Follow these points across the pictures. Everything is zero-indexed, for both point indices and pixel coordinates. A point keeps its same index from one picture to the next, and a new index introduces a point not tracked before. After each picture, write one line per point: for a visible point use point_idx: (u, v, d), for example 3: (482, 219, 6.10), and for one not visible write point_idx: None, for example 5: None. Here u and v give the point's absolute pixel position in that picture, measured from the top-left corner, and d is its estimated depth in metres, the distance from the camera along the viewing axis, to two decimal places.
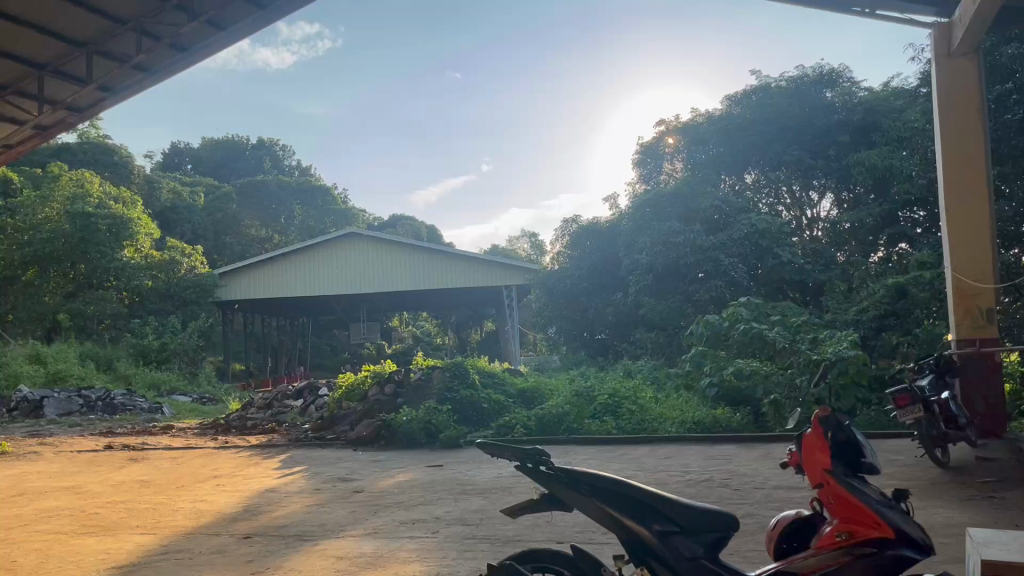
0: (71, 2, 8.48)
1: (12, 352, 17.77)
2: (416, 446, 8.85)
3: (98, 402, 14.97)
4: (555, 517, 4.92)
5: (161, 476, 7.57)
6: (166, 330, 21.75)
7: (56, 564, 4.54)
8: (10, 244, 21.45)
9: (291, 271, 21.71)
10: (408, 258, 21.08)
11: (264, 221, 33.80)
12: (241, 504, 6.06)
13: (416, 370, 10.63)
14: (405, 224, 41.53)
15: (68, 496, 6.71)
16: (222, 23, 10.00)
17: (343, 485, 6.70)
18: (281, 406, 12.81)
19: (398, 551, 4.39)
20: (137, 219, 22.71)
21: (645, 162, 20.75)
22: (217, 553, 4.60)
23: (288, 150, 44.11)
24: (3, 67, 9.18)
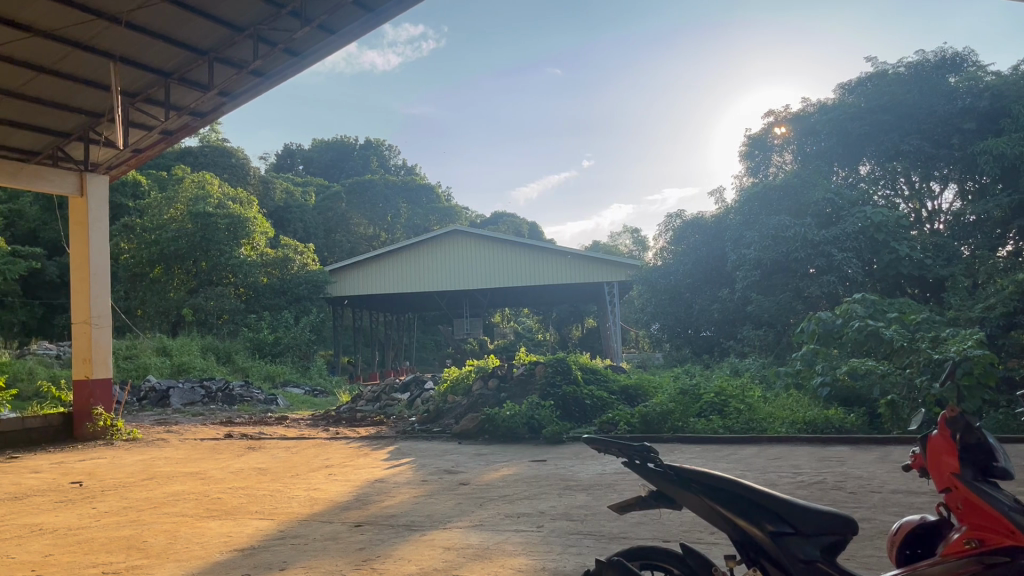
0: (192, 12, 8.89)
1: (142, 344, 18.92)
2: (519, 440, 8.92)
3: (218, 393, 15.73)
4: (664, 514, 4.88)
5: (276, 464, 7.90)
6: (280, 324, 22.55)
7: (183, 544, 4.81)
8: (140, 243, 23.10)
9: (394, 269, 22.03)
10: (510, 254, 21.14)
11: (372, 220, 34.70)
12: (353, 493, 6.25)
13: (519, 365, 10.70)
14: (506, 222, 41.92)
15: (193, 481, 7.09)
16: (333, 26, 10.15)
17: (449, 477, 6.83)
18: (389, 399, 13.14)
19: (504, 544, 4.44)
20: (254, 219, 23.84)
21: (753, 154, 20.22)
22: (330, 540, 4.77)
23: (394, 150, 45.14)
24: (132, 75, 9.76)
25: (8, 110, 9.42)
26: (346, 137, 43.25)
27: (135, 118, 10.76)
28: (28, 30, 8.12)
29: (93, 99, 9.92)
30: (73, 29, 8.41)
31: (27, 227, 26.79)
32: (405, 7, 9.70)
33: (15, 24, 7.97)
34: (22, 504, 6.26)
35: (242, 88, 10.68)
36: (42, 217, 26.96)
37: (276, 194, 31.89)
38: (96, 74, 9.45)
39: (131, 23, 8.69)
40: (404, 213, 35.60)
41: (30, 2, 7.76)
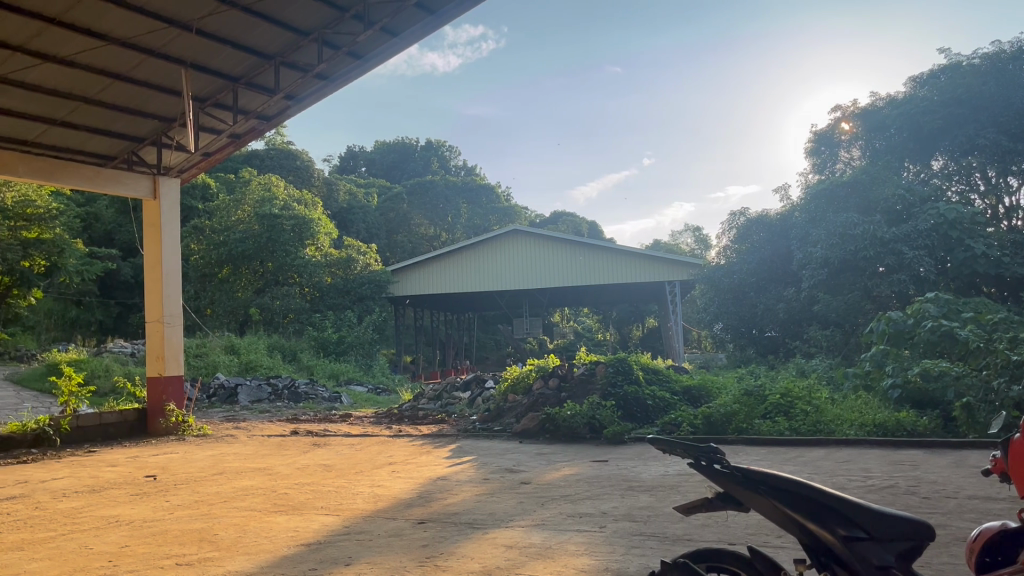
0: (259, 18, 9.09)
1: (211, 343, 19.43)
2: (580, 440, 8.89)
3: (284, 391, 16.05)
4: (729, 516, 4.79)
5: (341, 460, 8.04)
6: (343, 323, 22.86)
7: (253, 538, 4.92)
8: (209, 245, 23.85)
9: (454, 270, 22.10)
10: (571, 254, 20.83)
11: (433, 220, 35.02)
12: (416, 490, 6.32)
13: (580, 365, 10.68)
14: (566, 221, 41.92)
15: (261, 476, 7.25)
16: (395, 29, 10.22)
17: (510, 476, 6.84)
18: (450, 398, 13.25)
19: (567, 544, 4.43)
20: (319, 220, 24.35)
21: (820, 150, 19.77)
22: (395, 536, 4.83)
23: (455, 150, 45.42)
24: (204, 81, 10.04)
25: (86, 117, 9.79)
26: (407, 139, 43.72)
27: (205, 122, 11.06)
28: (104, 38, 8.43)
29: (165, 105, 10.23)
30: (147, 37, 8.71)
31: (104, 230, 27.81)
32: (466, 8, 9.66)
33: (94, 33, 8.29)
34: (100, 496, 6.49)
35: (307, 91, 10.85)
36: (117, 220, 27.98)
37: (339, 195, 32.43)
38: (169, 80, 9.75)
39: (202, 31, 8.96)
40: (465, 213, 35.79)
41: (108, 12, 8.07)
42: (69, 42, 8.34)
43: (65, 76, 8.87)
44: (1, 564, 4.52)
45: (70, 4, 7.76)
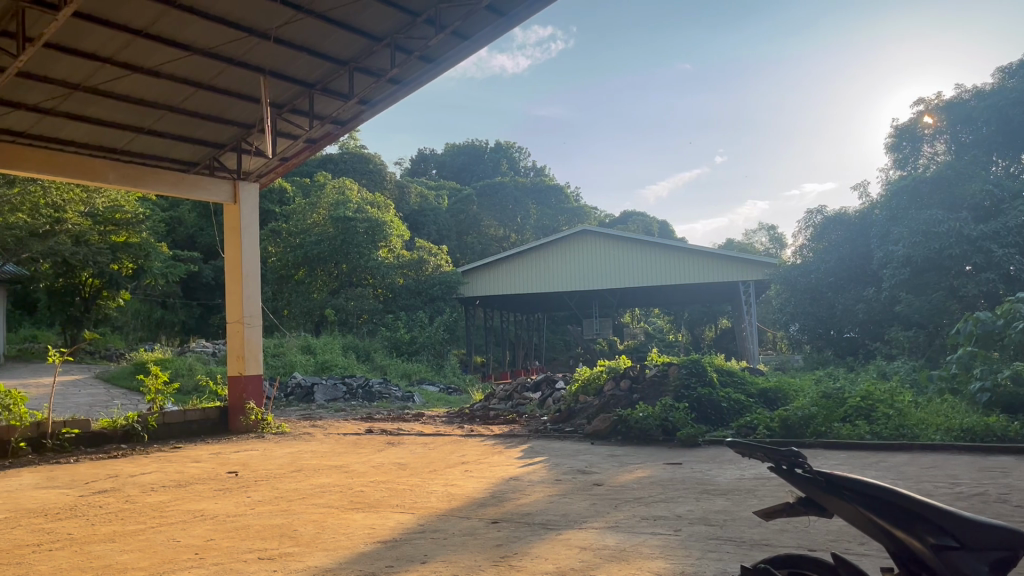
0: (333, 24, 9.28)
1: (288, 343, 19.95)
2: (653, 442, 8.79)
3: (359, 389, 16.35)
4: (810, 522, 4.69)
5: (415, 460, 8.14)
6: (415, 324, 23.09)
7: (331, 535, 5.03)
8: (286, 247, 24.58)
9: (522, 270, 22.17)
10: (641, 253, 20.42)
11: (502, 221, 35.20)
12: (489, 490, 6.35)
13: (652, 366, 10.59)
14: (637, 221, 41.64)
15: (337, 474, 7.40)
16: (467, 33, 10.25)
17: (582, 477, 6.83)
18: (521, 398, 13.27)
19: (641, 547, 4.39)
20: (391, 223, 24.69)
21: (900, 145, 19.02)
22: (469, 535, 4.87)
23: (524, 151, 45.46)
24: (281, 87, 10.29)
25: (170, 125, 10.15)
26: (476, 141, 43.87)
27: (282, 128, 11.33)
28: (187, 48, 8.74)
29: (245, 112, 10.53)
30: (228, 46, 8.99)
31: (187, 233, 28.80)
32: (537, 10, 9.63)
33: (177, 43, 8.60)
34: (186, 490, 6.73)
35: (379, 95, 10.97)
36: (199, 223, 28.78)
37: (411, 197, 32.87)
38: (249, 88, 10.03)
39: (279, 38, 9.20)
40: (534, 215, 35.75)
41: (191, 22, 8.36)
42: (154, 53, 8.67)
43: (151, 86, 9.22)
44: (95, 555, 4.72)
45: (155, 16, 8.07)
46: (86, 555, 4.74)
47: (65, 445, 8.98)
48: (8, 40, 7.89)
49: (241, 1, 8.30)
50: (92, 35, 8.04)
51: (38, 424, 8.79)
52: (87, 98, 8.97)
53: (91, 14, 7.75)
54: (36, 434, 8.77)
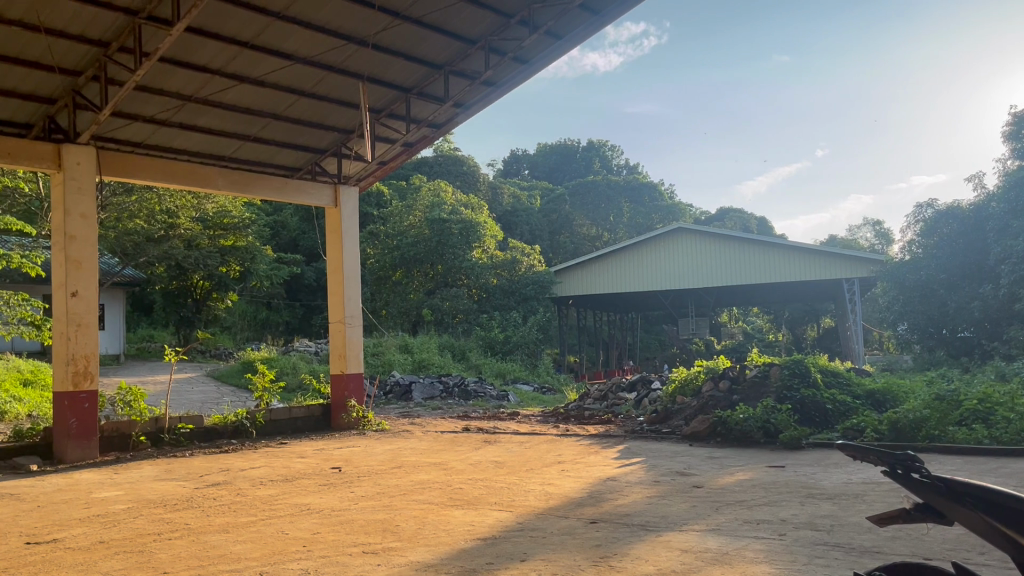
0: (428, 28, 9.42)
1: (387, 342, 20.43)
2: (754, 444, 8.60)
3: (455, 388, 16.55)
4: (925, 530, 4.47)
5: (512, 458, 8.18)
6: (509, 323, 23.23)
7: (432, 531, 5.12)
8: (384, 248, 25.16)
9: (617, 269, 22.02)
10: (737, 250, 19.93)
11: (595, 221, 35.02)
12: (586, 490, 6.33)
13: (752, 367, 10.33)
14: (733, 217, 40.77)
15: (437, 471, 7.52)
16: (560, 32, 10.21)
17: (681, 479, 6.72)
18: (616, 398, 13.15)
19: (744, 551, 4.30)
20: (484, 224, 24.92)
21: (1019, 134, 18.07)
22: (567, 534, 4.87)
23: (617, 150, 44.90)
24: (378, 91, 10.50)
25: (275, 132, 10.53)
26: (568, 140, 43.67)
27: (380, 133, 11.56)
28: (291, 57, 9.06)
29: (345, 118, 10.81)
30: (328, 54, 9.28)
31: (290, 237, 29.81)
32: (631, 6, 9.48)
33: (281, 54, 8.93)
34: (293, 485, 6.97)
35: (473, 99, 11.01)
36: (302, 227, 29.81)
37: (504, 199, 33.12)
38: (348, 94, 10.29)
39: (377, 44, 9.43)
40: (627, 213, 35.28)
41: (293, 32, 8.66)
42: (260, 64, 9.02)
43: (256, 95, 9.59)
44: (212, 545, 4.95)
45: (260, 28, 8.41)
46: (203, 544, 4.97)
47: (181, 439, 9.42)
48: (127, 57, 8.36)
49: (341, 9, 8.54)
50: (203, 48, 8.43)
51: (156, 419, 9.28)
52: (198, 108, 9.41)
53: (202, 28, 8.13)
54: (154, 429, 9.26)
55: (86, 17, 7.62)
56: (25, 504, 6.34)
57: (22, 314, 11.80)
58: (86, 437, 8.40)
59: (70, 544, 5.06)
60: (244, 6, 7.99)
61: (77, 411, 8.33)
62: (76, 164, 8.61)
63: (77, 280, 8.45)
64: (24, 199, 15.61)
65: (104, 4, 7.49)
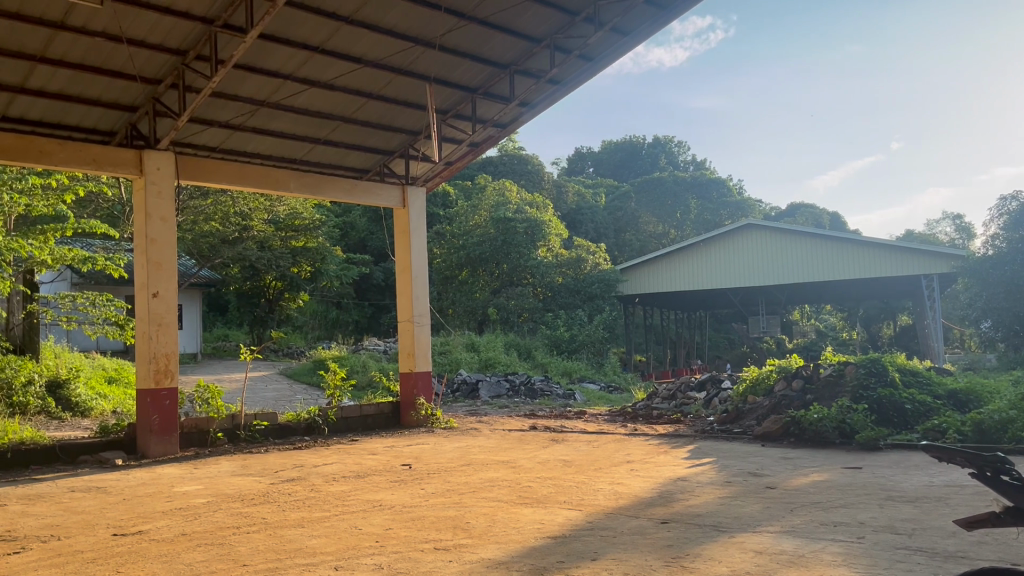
0: (493, 28, 9.46)
1: (455, 340, 20.63)
2: (829, 445, 8.41)
3: (521, 386, 16.59)
4: (1014, 535, 4.28)
5: (580, 457, 8.16)
6: (575, 322, 23.14)
7: (502, 528, 5.14)
8: (450, 248, 25.42)
9: (685, 267, 21.77)
10: (808, 246, 19.46)
11: (661, 218, 34.69)
12: (656, 490, 6.27)
13: (826, 366, 10.08)
14: (804, 213, 39.85)
15: (505, 469, 7.54)
16: (626, 28, 10.13)
17: (754, 479, 6.59)
18: (685, 398, 12.97)
19: (821, 553, 4.20)
20: (550, 222, 24.93)
21: None
22: (638, 534, 4.84)
23: (684, 146, 44.30)
24: (444, 92, 10.58)
25: (344, 134, 10.72)
26: (634, 137, 43.32)
27: (447, 133, 11.64)
28: (359, 60, 9.21)
29: (412, 119, 10.92)
30: (396, 57, 9.41)
31: (358, 237, 30.34)
32: None
33: (350, 57, 9.09)
34: (364, 481, 7.09)
35: (539, 98, 10.98)
36: (370, 227, 30.32)
37: (569, 197, 33.07)
38: (415, 95, 10.40)
39: (444, 46, 9.53)
40: (694, 210, 34.82)
41: (362, 36, 8.82)
42: (329, 68, 9.20)
43: (326, 99, 9.78)
44: (288, 538, 5.07)
45: (330, 32, 8.59)
46: (280, 538, 5.09)
47: (256, 436, 9.68)
48: (203, 64, 8.63)
49: (407, 11, 8.66)
50: (275, 54, 8.64)
51: (232, 416, 9.55)
52: (271, 112, 9.64)
53: (273, 34, 8.34)
54: (231, 425, 9.54)
55: (165, 27, 7.90)
56: (112, 497, 6.60)
57: (107, 314, 12.29)
58: (167, 433, 8.69)
59: (154, 536, 5.25)
60: (315, 11, 8.17)
61: (159, 408, 8.63)
62: (156, 169, 8.93)
63: (158, 281, 8.77)
64: (107, 204, 16.26)
65: (181, 13, 7.76)
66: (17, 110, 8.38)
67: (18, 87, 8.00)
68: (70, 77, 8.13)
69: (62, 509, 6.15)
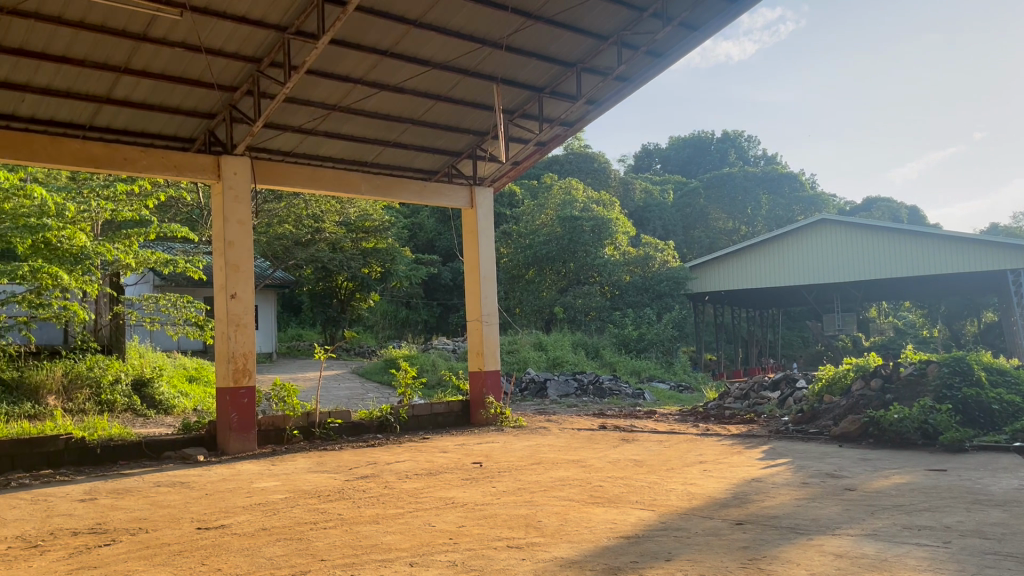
0: (560, 27, 9.46)
1: (522, 339, 20.66)
2: (911, 446, 8.16)
3: (590, 385, 16.55)
4: None
5: (652, 457, 8.09)
6: (644, 321, 22.95)
7: (574, 528, 5.13)
8: (518, 247, 25.52)
9: (758, 264, 21.38)
10: (886, 242, 18.87)
11: (732, 214, 34.28)
12: (730, 491, 6.18)
13: (907, 364, 9.77)
14: (881, 207, 38.68)
15: (576, 468, 7.54)
16: (695, 23, 10.01)
17: (832, 481, 6.44)
18: (758, 398, 12.73)
19: (905, 558, 4.08)
20: (617, 220, 24.80)
21: None
22: (712, 535, 4.77)
23: (754, 140, 43.48)
24: (512, 92, 10.61)
25: (414, 137, 10.85)
26: (702, 132, 42.72)
27: (514, 133, 11.64)
28: (427, 63, 9.32)
29: (480, 120, 10.97)
30: (463, 58, 9.49)
31: (427, 238, 30.71)
32: None
33: (418, 60, 9.21)
34: (437, 478, 7.18)
35: (606, 95, 10.91)
36: (438, 228, 30.63)
37: (636, 194, 32.82)
38: (482, 96, 10.46)
39: (511, 46, 9.56)
40: (766, 205, 34.12)
41: (430, 38, 8.91)
42: (399, 71, 9.33)
43: (396, 102, 9.92)
44: (363, 535, 5.16)
45: (399, 36, 8.71)
46: (355, 534, 5.19)
47: (331, 433, 9.89)
48: (277, 71, 8.85)
49: (475, 12, 8.73)
50: (346, 59, 8.81)
51: (308, 414, 9.77)
52: (342, 116, 9.82)
53: (344, 39, 8.50)
54: (307, 423, 9.76)
55: (240, 36, 8.12)
56: (195, 492, 6.83)
57: (187, 315, 12.72)
58: (246, 430, 8.95)
59: (236, 530, 5.40)
60: (384, 15, 8.30)
61: (238, 406, 8.89)
62: (233, 173, 9.22)
63: (236, 284, 9.03)
64: (186, 209, 16.82)
65: (256, 22, 7.97)
66: (102, 121, 8.71)
67: (104, 99, 8.33)
68: (152, 87, 8.42)
69: (149, 503, 6.39)
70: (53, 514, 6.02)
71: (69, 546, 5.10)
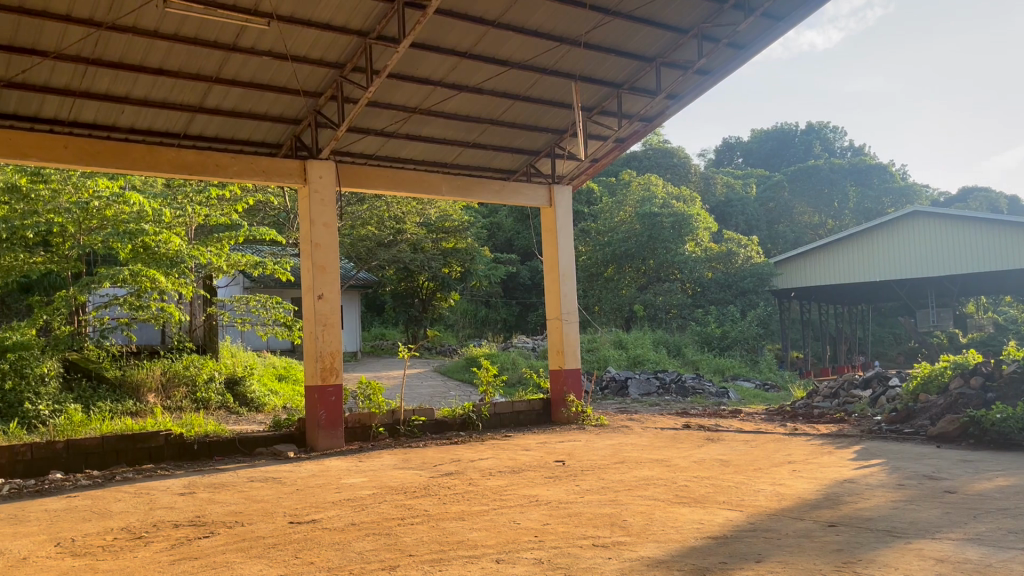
0: (638, 22, 9.36)
1: (602, 338, 20.55)
2: (1016, 447, 7.79)
3: (672, 384, 16.34)
4: None
5: (738, 457, 7.93)
6: (726, 318, 22.55)
7: (660, 527, 5.08)
8: (596, 245, 25.40)
9: (848, 257, 20.83)
10: (983, 234, 18.01)
11: (818, 207, 33.52)
12: (822, 492, 6.01)
13: (1009, 361, 9.33)
14: (977, 198, 37.03)
15: (660, 467, 7.46)
16: (779, 13, 9.75)
17: (930, 483, 6.19)
18: (848, 397, 12.34)
19: (1011, 563, 3.90)
20: (698, 215, 24.44)
21: None
22: (803, 537, 4.65)
23: (840, 131, 42.14)
24: (590, 89, 10.56)
25: (493, 137, 10.91)
26: (785, 123, 41.65)
27: (593, 130, 11.57)
28: (505, 63, 9.36)
29: (558, 118, 10.95)
30: (541, 57, 9.50)
31: (505, 237, 30.87)
32: None
33: (497, 60, 9.26)
34: (520, 476, 7.21)
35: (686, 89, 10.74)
36: (516, 227, 30.74)
37: (717, 189, 32.28)
38: (561, 94, 10.44)
39: (589, 43, 9.51)
40: (853, 197, 33.34)
41: (508, 37, 8.95)
42: (477, 71, 9.40)
43: (475, 102, 10.00)
44: (449, 531, 5.23)
45: (478, 36, 8.78)
46: (441, 530, 5.26)
47: (415, 431, 10.04)
48: (359, 75, 9.03)
49: (553, 10, 8.72)
50: (426, 61, 8.93)
51: (393, 412, 9.94)
52: (423, 118, 9.96)
53: (424, 42, 8.62)
54: (392, 421, 9.93)
55: (324, 42, 8.33)
56: (287, 487, 7.05)
57: (276, 316, 13.11)
58: (334, 428, 9.17)
59: (326, 524, 5.55)
60: (462, 17, 8.38)
61: (327, 404, 9.11)
62: (319, 178, 9.45)
63: (323, 285, 9.25)
64: (273, 212, 17.34)
65: (339, 28, 8.16)
66: (195, 129, 9.06)
67: (197, 108, 8.67)
68: (241, 95, 8.71)
69: (243, 497, 6.61)
70: (155, 507, 6.29)
71: (171, 537, 5.32)
